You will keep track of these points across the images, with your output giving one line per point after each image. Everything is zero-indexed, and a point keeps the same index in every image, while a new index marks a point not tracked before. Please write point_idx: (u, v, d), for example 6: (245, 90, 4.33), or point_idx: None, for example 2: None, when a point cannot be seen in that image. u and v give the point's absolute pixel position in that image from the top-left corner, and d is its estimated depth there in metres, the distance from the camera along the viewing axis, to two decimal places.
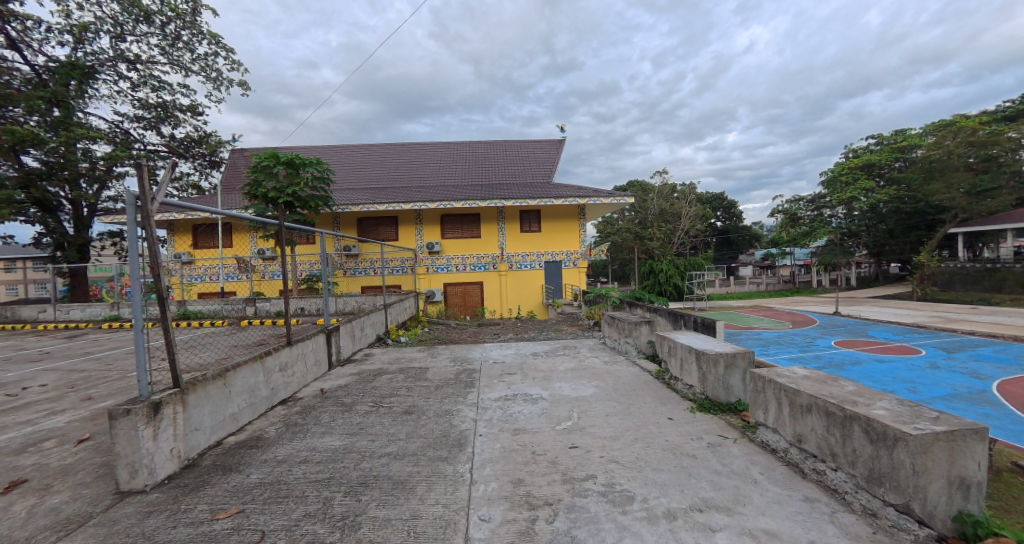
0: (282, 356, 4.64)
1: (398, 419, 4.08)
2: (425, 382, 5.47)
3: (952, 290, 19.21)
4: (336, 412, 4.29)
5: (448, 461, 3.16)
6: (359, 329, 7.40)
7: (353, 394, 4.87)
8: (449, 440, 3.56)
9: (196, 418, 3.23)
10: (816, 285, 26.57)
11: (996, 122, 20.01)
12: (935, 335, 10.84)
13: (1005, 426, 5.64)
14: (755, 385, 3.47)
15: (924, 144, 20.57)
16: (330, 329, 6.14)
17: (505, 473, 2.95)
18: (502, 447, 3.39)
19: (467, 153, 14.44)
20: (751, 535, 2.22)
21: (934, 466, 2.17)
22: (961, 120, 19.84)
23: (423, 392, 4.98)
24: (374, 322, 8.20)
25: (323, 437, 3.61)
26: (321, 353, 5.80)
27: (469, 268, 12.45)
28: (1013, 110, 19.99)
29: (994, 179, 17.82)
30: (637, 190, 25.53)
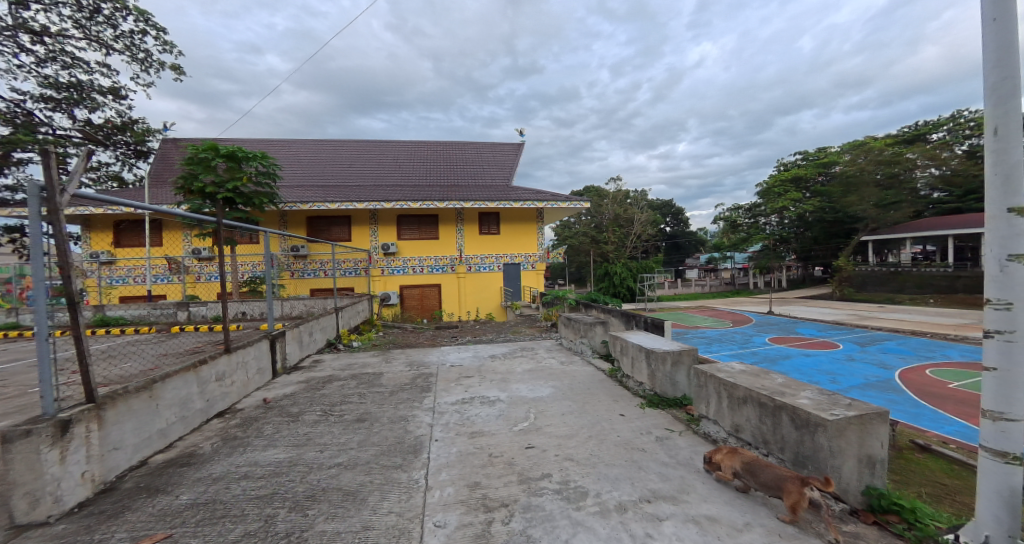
0: (219, 365, 4.30)
1: (349, 428, 3.93)
2: (378, 388, 5.30)
3: (865, 291, 21.29)
4: (283, 422, 4.07)
5: (402, 468, 3.09)
6: (308, 334, 7.05)
7: (300, 403, 4.64)
8: (404, 447, 3.48)
9: (115, 436, 2.94)
10: (753, 286, 28.80)
11: (898, 144, 22.96)
12: (851, 331, 12.20)
13: (907, 410, 6.48)
14: (698, 380, 3.72)
15: (841, 161, 23.25)
16: (275, 334, 5.79)
17: (462, 477, 2.95)
18: (459, 451, 3.37)
19: (425, 151, 14.17)
20: (694, 522, 2.38)
21: (847, 447, 2.46)
22: (870, 142, 22.61)
23: (376, 399, 4.82)
24: (325, 325, 7.82)
25: (267, 450, 3.40)
26: (265, 361, 5.46)
27: (427, 270, 12.21)
28: (909, 134, 22.94)
29: (897, 194, 20.50)
30: (593, 195, 26.47)
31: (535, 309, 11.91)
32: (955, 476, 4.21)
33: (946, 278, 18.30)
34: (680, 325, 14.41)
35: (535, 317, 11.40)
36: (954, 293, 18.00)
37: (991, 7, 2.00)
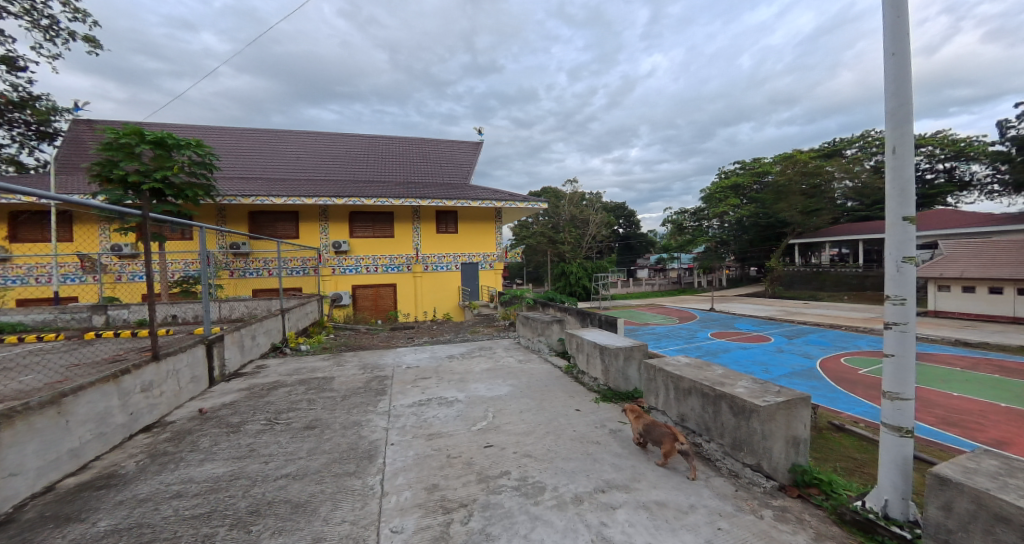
0: (145, 375, 3.93)
1: (298, 436, 3.75)
2: (330, 393, 5.10)
3: (793, 289, 23.41)
4: (223, 433, 3.81)
5: (355, 475, 3.01)
6: (250, 338, 6.61)
7: (242, 413, 4.35)
8: (358, 453, 3.39)
9: (14, 460, 2.62)
10: (697, 285, 30.62)
11: (820, 157, 25.41)
12: (781, 325, 13.36)
13: (826, 395, 7.25)
14: (649, 374, 3.92)
15: (772, 171, 25.36)
16: (212, 339, 5.38)
17: (419, 480, 2.92)
18: (416, 454, 3.34)
19: (380, 146, 13.70)
20: (645, 507, 2.54)
21: (776, 430, 2.72)
22: (798, 154, 24.85)
23: (327, 404, 4.64)
24: (269, 328, 7.38)
25: (204, 465, 3.17)
26: (200, 368, 5.06)
27: (382, 269, 11.85)
28: (828, 148, 25.50)
29: (819, 201, 22.68)
30: (550, 197, 26.95)
31: (493, 308, 11.95)
32: (865, 451, 4.77)
33: (858, 277, 20.54)
34: (631, 322, 15.05)
35: (492, 316, 11.44)
36: (864, 290, 20.24)
37: (890, 42, 2.29)
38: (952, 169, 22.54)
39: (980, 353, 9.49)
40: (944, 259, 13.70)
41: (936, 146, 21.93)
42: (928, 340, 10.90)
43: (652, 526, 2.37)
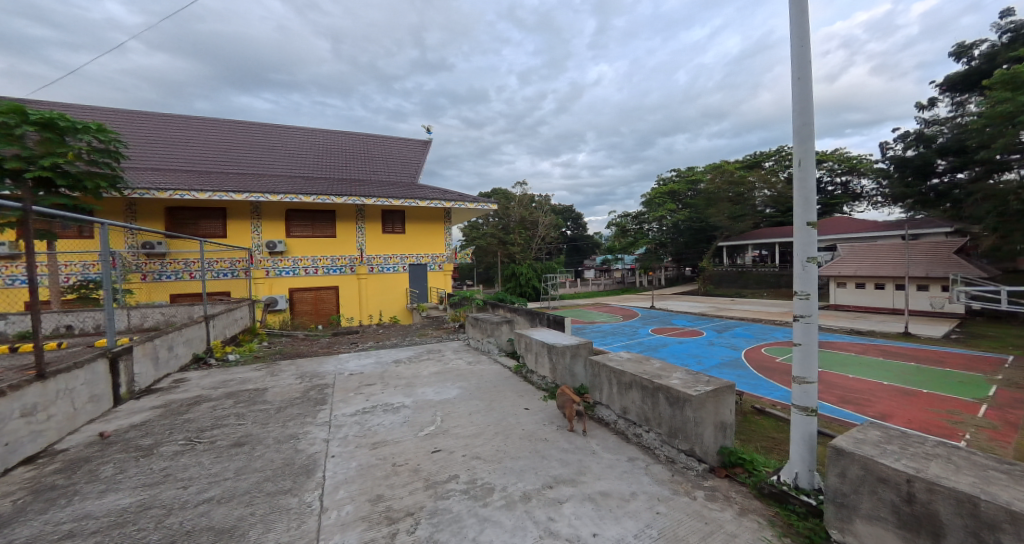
0: (27, 397, 3.38)
1: (224, 455, 3.43)
2: (262, 406, 4.72)
3: (722, 287, 25.42)
4: (132, 458, 3.38)
5: (292, 492, 2.83)
6: (166, 349, 5.93)
7: (156, 433, 3.89)
8: (295, 468, 3.18)
9: None
10: (639, 284, 32.31)
11: (744, 168, 28.01)
12: (712, 320, 14.53)
13: (751, 382, 8.03)
14: (593, 370, 4.09)
15: (704, 180, 27.53)
16: (116, 352, 4.72)
17: (362, 491, 2.81)
18: (360, 465, 3.20)
19: (320, 140, 12.91)
20: (590, 499, 2.66)
21: (706, 417, 2.97)
22: (725, 165, 27.21)
23: (259, 418, 4.30)
24: (190, 337, 6.65)
25: (106, 498, 2.79)
26: (102, 386, 4.44)
27: (322, 271, 11.17)
28: (750, 160, 28.19)
29: (743, 208, 24.98)
30: (500, 198, 27.15)
31: (442, 310, 11.76)
32: (782, 431, 5.35)
33: (775, 275, 22.89)
34: (578, 321, 15.56)
35: (442, 318, 11.27)
36: (780, 287, 22.61)
37: (796, 67, 2.58)
38: (847, 182, 25.96)
39: (870, 340, 11.02)
40: (842, 259, 15.72)
41: (835, 162, 25.12)
42: (830, 330, 12.44)
43: (597, 516, 2.48)
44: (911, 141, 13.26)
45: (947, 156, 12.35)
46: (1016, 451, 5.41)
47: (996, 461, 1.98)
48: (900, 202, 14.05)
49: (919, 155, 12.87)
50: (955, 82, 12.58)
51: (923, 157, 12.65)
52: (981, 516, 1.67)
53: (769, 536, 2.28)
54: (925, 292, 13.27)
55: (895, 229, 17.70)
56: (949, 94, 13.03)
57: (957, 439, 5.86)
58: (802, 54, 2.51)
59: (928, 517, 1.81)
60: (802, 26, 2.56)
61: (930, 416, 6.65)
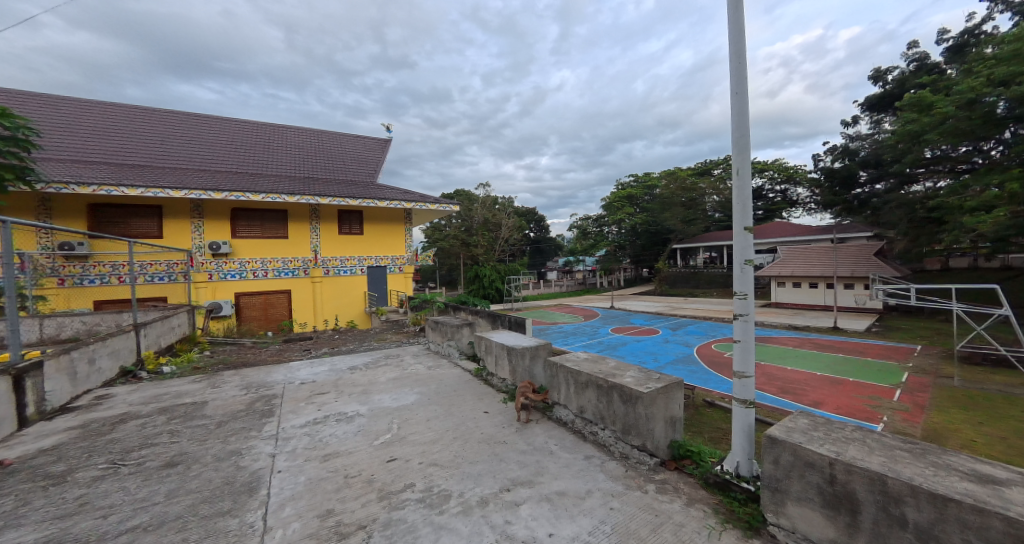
0: None
1: (153, 478, 3.14)
2: (200, 421, 4.35)
3: (676, 287, 26.67)
4: (41, 488, 3.00)
5: (231, 514, 2.66)
6: (86, 363, 5.32)
7: (72, 458, 3.48)
8: (235, 487, 2.98)
9: None
10: (599, 285, 33.09)
11: (695, 175, 29.66)
12: (668, 319, 15.23)
13: (701, 377, 8.53)
14: (551, 370, 4.16)
15: (658, 185, 28.84)
16: (23, 368, 4.15)
17: (311, 507, 2.70)
18: (309, 479, 3.07)
19: (268, 134, 12.12)
20: (547, 499, 2.72)
21: (657, 413, 3.11)
22: (678, 171, 28.67)
23: (196, 435, 3.96)
24: (117, 348, 5.98)
25: (3, 535, 2.45)
26: (4, 407, 3.91)
27: (272, 275, 10.49)
28: (701, 168, 29.90)
29: (695, 212, 26.42)
30: (463, 199, 26.92)
31: (402, 313, 11.44)
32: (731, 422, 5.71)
33: (723, 276, 24.41)
34: (540, 322, 15.72)
35: (402, 322, 10.95)
36: (727, 287, 24.12)
37: (735, 83, 2.78)
38: (785, 190, 28.28)
39: (806, 335, 12.05)
40: (781, 261, 17.06)
41: (774, 172, 27.28)
42: (771, 326, 13.45)
43: (553, 516, 2.54)
44: (838, 154, 14.75)
45: (867, 168, 13.91)
46: (923, 430, 6.14)
47: (901, 441, 2.26)
48: (830, 209, 15.56)
49: (844, 167, 14.32)
50: (873, 103, 14.15)
51: (847, 168, 14.10)
52: (889, 492, 1.89)
53: (712, 523, 2.43)
54: (850, 290, 14.72)
55: (825, 233, 19.50)
56: (868, 113, 14.64)
57: (877, 422, 6.55)
58: (742, 72, 2.70)
59: (847, 496, 2.02)
60: (740, 43, 2.75)
61: (855, 402, 7.40)
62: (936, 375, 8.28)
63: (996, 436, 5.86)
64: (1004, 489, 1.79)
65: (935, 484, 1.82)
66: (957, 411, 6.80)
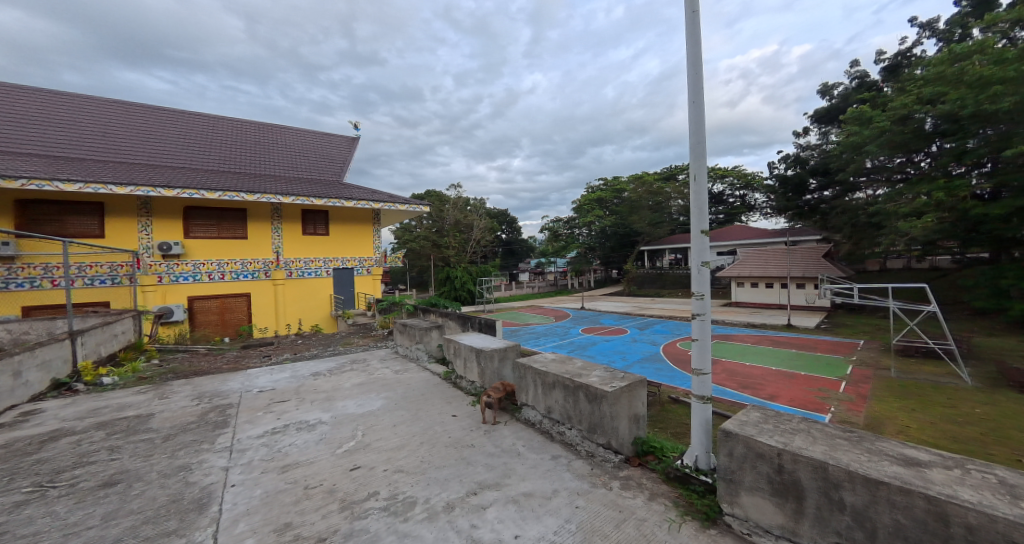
0: None
1: (88, 500, 2.90)
2: (146, 435, 4.05)
3: (644, 288, 27.45)
4: None
5: (177, 535, 2.52)
6: (12, 376, 4.82)
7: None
8: (183, 505, 2.83)
9: None
10: (571, 286, 33.26)
11: (662, 179, 30.71)
12: (636, 318, 15.70)
13: (667, 374, 8.87)
14: (519, 371, 4.19)
15: (627, 189, 29.63)
16: None
17: (266, 522, 2.62)
18: (265, 492, 2.96)
19: (223, 129, 11.39)
20: (513, 501, 2.76)
21: (621, 411, 3.21)
22: (646, 176, 29.58)
23: (141, 450, 3.70)
24: (47, 360, 5.43)
25: None
26: None
27: (230, 277, 9.88)
28: (667, 173, 31.05)
29: (661, 215, 27.35)
30: (434, 200, 26.52)
31: (371, 316, 11.11)
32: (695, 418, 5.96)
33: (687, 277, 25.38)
34: (511, 323, 15.72)
35: (370, 326, 10.64)
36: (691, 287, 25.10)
37: (692, 92, 2.91)
38: (744, 195, 29.86)
39: (763, 332, 12.78)
40: (740, 263, 18.00)
41: (734, 178, 28.73)
42: (730, 324, 14.14)
43: (519, 518, 2.59)
44: (790, 162, 15.72)
45: (816, 176, 14.92)
46: (866, 418, 6.67)
47: (841, 430, 2.45)
48: (783, 213, 16.55)
49: (796, 175, 15.27)
50: (821, 116, 15.24)
51: (799, 176, 15.05)
52: (829, 478, 2.05)
53: (673, 516, 2.55)
54: (801, 289, 15.74)
55: (779, 236, 20.76)
56: (817, 125, 15.74)
57: (826, 412, 7.04)
58: (698, 83, 2.83)
59: (793, 483, 2.17)
60: (697, 54, 2.88)
61: (806, 394, 7.92)
62: (876, 367, 9.01)
63: (926, 421, 6.46)
64: (927, 470, 1.98)
65: (868, 468, 1.99)
66: (894, 400, 7.43)
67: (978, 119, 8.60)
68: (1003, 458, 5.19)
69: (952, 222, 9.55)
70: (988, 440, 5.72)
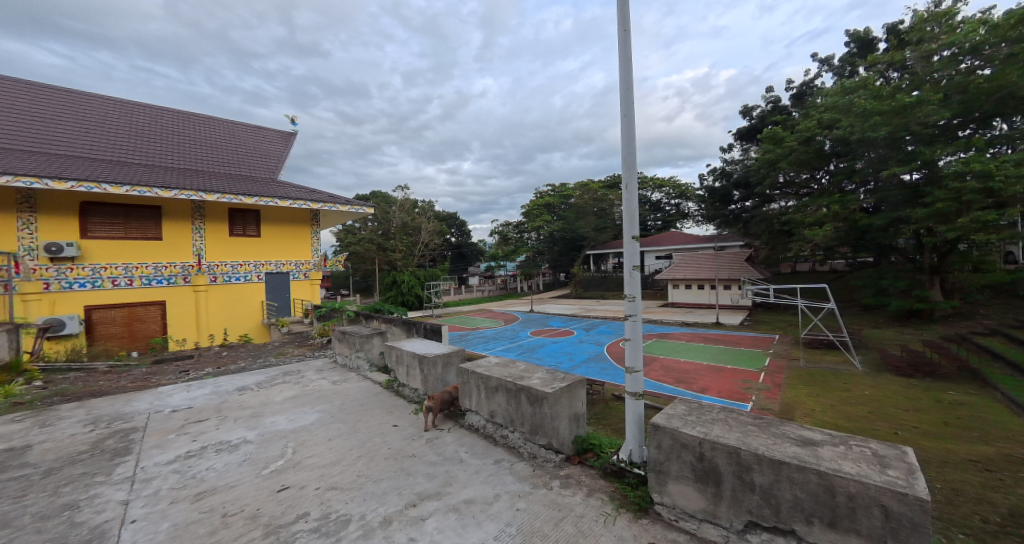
0: None
1: None
2: (21, 471, 3.44)
3: (590, 290, 28.46)
4: None
5: None
6: None
7: None
8: None
9: None
10: (521, 289, 33.33)
11: (606, 187, 32.14)
12: (581, 320, 16.28)
13: (610, 372, 9.30)
14: (462, 377, 4.15)
15: (573, 195, 30.59)
16: None
17: None
18: (175, 525, 2.67)
19: (133, 115, 10.04)
20: (453, 509, 2.74)
21: (562, 411, 3.31)
22: (591, 183, 30.79)
23: (15, 489, 3.14)
24: None
25: None
26: None
27: (139, 283, 8.66)
28: (610, 181, 32.64)
29: (605, 221, 28.58)
30: (380, 201, 25.51)
31: (307, 324, 10.35)
32: None
33: None
34: (460, 328, 15.48)
35: (307, 334, 9.91)
36: None
37: (624, 106, 3.10)
38: (679, 204, 32.21)
39: (695, 330, 13.86)
40: (674, 266, 19.39)
41: (670, 188, 30.88)
42: (667, 323, 15.15)
43: (459, 526, 2.58)
44: (717, 175, 17.36)
45: (738, 188, 16.57)
46: (780, 404, 7.52)
47: (753, 418, 2.73)
48: (713, 222, 18.17)
49: (722, 187, 16.91)
50: (743, 134, 16.95)
51: (725, 188, 16.71)
52: (741, 462, 2.27)
53: (609, 510, 2.67)
54: (728, 290, 17.31)
55: (708, 242, 22.64)
56: (739, 142, 17.51)
57: (748, 401, 7.82)
58: (630, 99, 3.04)
59: (711, 469, 2.38)
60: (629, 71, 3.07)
61: (732, 385, 8.73)
62: (789, 359, 10.20)
63: (828, 404, 7.45)
64: (819, 448, 2.28)
65: (771, 450, 2.25)
66: (803, 387, 8.46)
67: (864, 143, 10.14)
68: (886, 432, 6.11)
69: (845, 231, 11.13)
70: (874, 417, 6.71)
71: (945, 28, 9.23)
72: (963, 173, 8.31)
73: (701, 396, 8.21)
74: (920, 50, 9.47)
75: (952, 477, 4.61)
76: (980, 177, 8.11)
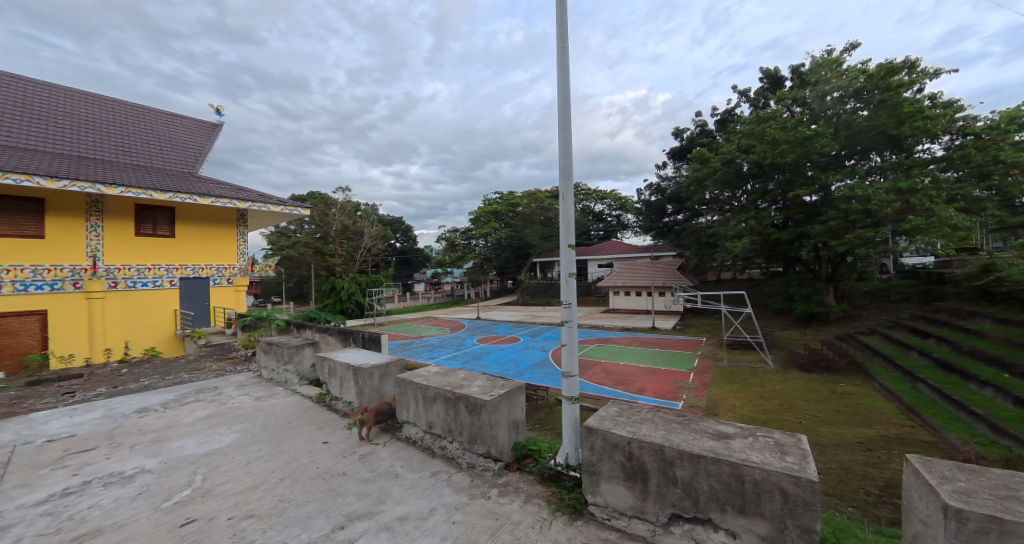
0: None
1: None
2: None
3: (536, 297, 28.98)
4: None
5: None
6: None
7: None
8: None
9: None
10: (468, 296, 33.05)
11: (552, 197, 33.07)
12: (528, 326, 16.50)
13: (554, 378, 9.48)
14: (400, 387, 3.98)
15: (521, 203, 31.07)
16: None
17: None
18: None
19: (8, 88, 8.44)
20: (386, 529, 2.61)
21: (499, 418, 3.30)
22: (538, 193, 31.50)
23: None
24: None
25: None
26: None
27: (9, 289, 7.23)
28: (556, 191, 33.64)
29: (551, 230, 29.36)
30: (319, 202, 24.01)
31: (229, 335, 9.33)
32: None
33: None
34: (402, 336, 14.91)
35: (229, 345, 8.90)
36: None
37: (562, 119, 3.22)
38: (620, 215, 34.05)
39: (633, 335, 14.67)
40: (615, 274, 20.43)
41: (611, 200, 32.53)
42: (608, 328, 15.87)
43: None
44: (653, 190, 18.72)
45: (671, 202, 17.98)
46: (706, 401, 8.20)
47: (677, 416, 2.91)
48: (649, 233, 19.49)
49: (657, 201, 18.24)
50: (676, 153, 18.43)
51: (660, 202, 18.06)
52: (665, 457, 2.42)
53: (545, 515, 2.71)
54: (661, 297, 18.58)
55: (645, 252, 24.16)
56: (671, 160, 19.01)
57: (679, 400, 8.44)
58: (568, 111, 3.13)
59: (639, 466, 2.51)
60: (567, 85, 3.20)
61: (665, 385, 9.36)
62: (715, 359, 11.18)
63: (746, 399, 8.26)
64: (731, 441, 2.48)
65: (690, 445, 2.42)
66: (726, 385, 9.31)
67: (775, 167, 11.51)
68: (791, 422, 6.91)
69: (759, 243, 12.53)
70: (784, 409, 7.56)
71: (834, 73, 10.87)
72: (849, 196, 9.77)
73: (637, 397, 8.69)
74: (815, 90, 11.01)
75: (843, 458, 5.33)
76: (861, 201, 9.62)
